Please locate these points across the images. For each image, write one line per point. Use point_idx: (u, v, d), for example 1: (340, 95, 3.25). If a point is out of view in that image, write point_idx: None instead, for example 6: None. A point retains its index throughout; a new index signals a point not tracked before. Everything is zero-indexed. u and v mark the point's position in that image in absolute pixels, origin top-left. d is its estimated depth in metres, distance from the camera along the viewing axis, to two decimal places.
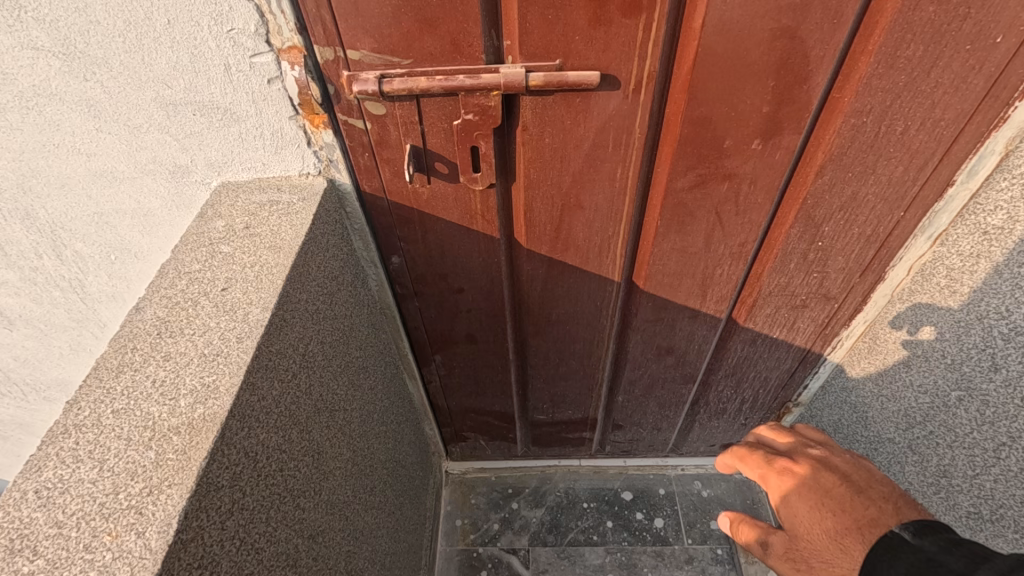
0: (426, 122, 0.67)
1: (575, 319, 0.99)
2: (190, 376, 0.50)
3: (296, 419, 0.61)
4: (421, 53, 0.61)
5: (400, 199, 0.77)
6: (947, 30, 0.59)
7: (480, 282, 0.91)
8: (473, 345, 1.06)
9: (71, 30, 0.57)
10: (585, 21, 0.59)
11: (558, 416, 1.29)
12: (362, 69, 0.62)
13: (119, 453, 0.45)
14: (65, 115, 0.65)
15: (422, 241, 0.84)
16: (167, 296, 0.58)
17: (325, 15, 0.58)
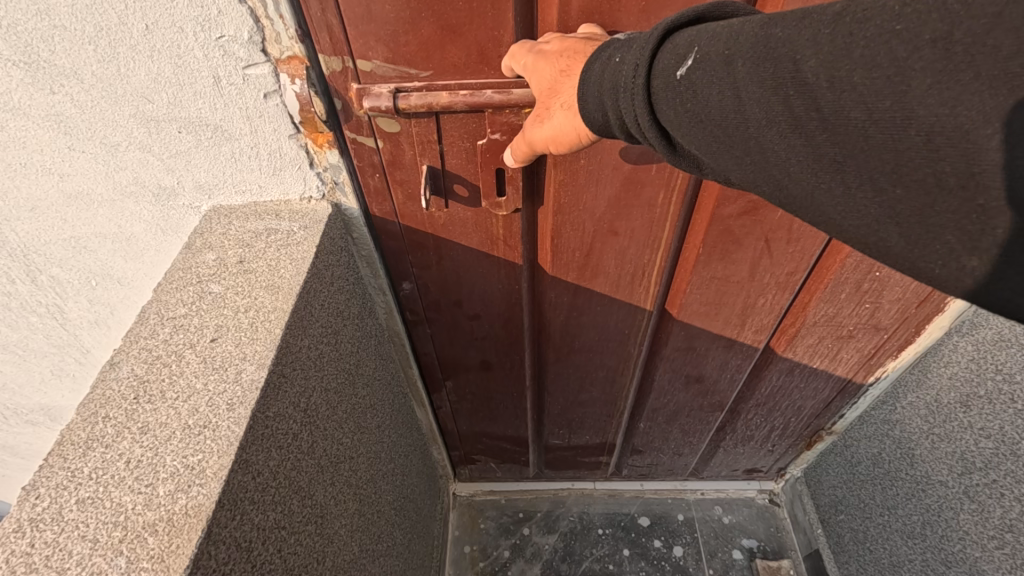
0: (445, 140, 0.59)
1: (599, 347, 0.92)
2: (171, 456, 0.42)
3: (297, 486, 0.53)
4: (443, 64, 0.54)
5: (414, 226, 0.69)
6: None
7: (498, 311, 0.83)
8: (488, 373, 0.98)
9: (33, 37, 0.49)
10: (636, 31, 0.52)
11: (574, 440, 1.22)
12: (373, 81, 0.54)
13: (82, 561, 0.37)
14: (32, 132, 0.57)
15: (436, 267, 0.76)
16: (146, 350, 0.50)
17: (332, 19, 0.50)
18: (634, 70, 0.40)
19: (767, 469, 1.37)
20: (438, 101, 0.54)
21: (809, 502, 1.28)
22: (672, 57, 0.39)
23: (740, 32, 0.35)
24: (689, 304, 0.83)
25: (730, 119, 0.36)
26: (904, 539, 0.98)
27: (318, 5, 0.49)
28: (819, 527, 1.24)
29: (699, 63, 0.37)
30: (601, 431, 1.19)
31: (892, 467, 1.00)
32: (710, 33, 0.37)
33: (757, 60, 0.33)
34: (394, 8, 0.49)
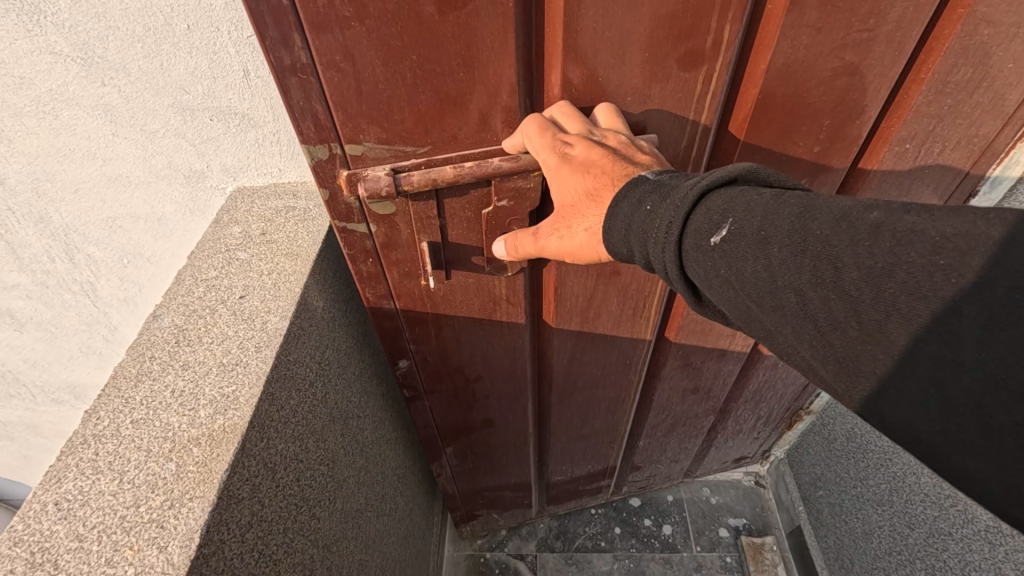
0: (445, 214, 0.60)
1: (601, 381, 0.97)
2: (209, 386, 0.50)
3: (313, 428, 0.60)
4: (441, 138, 0.53)
5: (411, 299, 0.69)
6: (995, 52, 0.63)
7: (501, 365, 0.86)
8: (490, 426, 1.01)
9: (91, 36, 0.57)
10: (638, 80, 0.55)
11: (576, 472, 1.25)
12: (365, 164, 0.53)
13: (140, 464, 0.44)
14: (81, 120, 0.65)
15: (435, 338, 0.77)
16: (185, 304, 0.58)
17: (317, 107, 0.48)
18: (667, 228, 0.43)
19: (754, 455, 1.43)
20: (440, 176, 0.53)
21: (792, 481, 1.35)
22: (707, 221, 0.41)
23: (777, 211, 0.38)
24: (685, 326, 0.91)
25: (761, 291, 0.38)
26: (875, 508, 1.04)
27: (305, 97, 0.47)
28: (800, 505, 1.31)
29: (736, 238, 0.39)
30: (603, 457, 1.23)
31: (863, 440, 1.07)
32: (743, 206, 0.39)
33: (790, 251, 0.36)
34: (388, 88, 0.48)
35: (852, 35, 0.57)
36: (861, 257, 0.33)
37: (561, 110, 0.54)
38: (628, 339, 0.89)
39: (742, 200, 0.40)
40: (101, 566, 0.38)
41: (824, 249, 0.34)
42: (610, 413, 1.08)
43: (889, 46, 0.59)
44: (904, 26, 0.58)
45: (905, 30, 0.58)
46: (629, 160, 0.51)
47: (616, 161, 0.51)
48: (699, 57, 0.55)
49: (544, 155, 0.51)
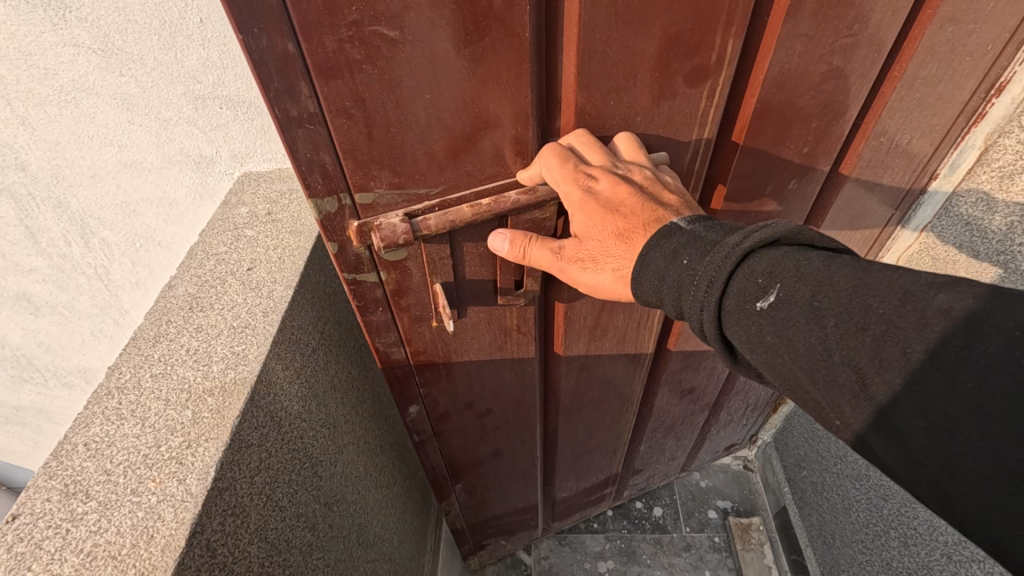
0: (458, 252, 0.57)
1: (606, 394, 0.97)
2: (221, 345, 0.55)
3: (315, 392, 0.65)
4: (456, 175, 0.51)
5: (419, 340, 0.67)
6: (959, 46, 0.64)
7: (511, 395, 0.85)
8: (500, 455, 0.99)
9: (111, 29, 0.62)
10: (649, 100, 0.54)
11: (582, 485, 1.25)
12: (376, 212, 0.50)
13: (160, 411, 0.49)
14: (100, 108, 0.70)
15: (445, 377, 0.75)
16: (197, 275, 0.63)
17: (324, 158, 0.45)
18: (708, 288, 0.44)
19: (742, 441, 1.48)
20: (458, 219, 0.50)
21: (778, 464, 1.39)
22: (753, 284, 0.42)
23: (826, 280, 0.39)
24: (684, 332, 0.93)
25: (804, 359, 0.40)
26: (852, 483, 1.09)
27: (314, 146, 0.44)
28: (785, 486, 1.35)
29: (784, 303, 0.40)
30: (607, 467, 1.23)
31: None
32: (791, 271, 0.40)
33: (845, 326, 0.37)
34: (403, 129, 0.45)
35: (838, 41, 0.58)
36: (917, 345, 0.34)
37: (581, 141, 0.52)
38: (629, 353, 0.90)
39: (785, 266, 0.41)
40: (128, 494, 0.43)
41: (883, 331, 0.36)
42: (614, 424, 1.09)
43: (870, 50, 0.61)
44: (883, 29, 0.59)
45: (885, 30, 0.59)
46: (655, 201, 0.52)
47: (645, 204, 0.51)
48: (703, 73, 0.54)
49: (570, 192, 0.50)
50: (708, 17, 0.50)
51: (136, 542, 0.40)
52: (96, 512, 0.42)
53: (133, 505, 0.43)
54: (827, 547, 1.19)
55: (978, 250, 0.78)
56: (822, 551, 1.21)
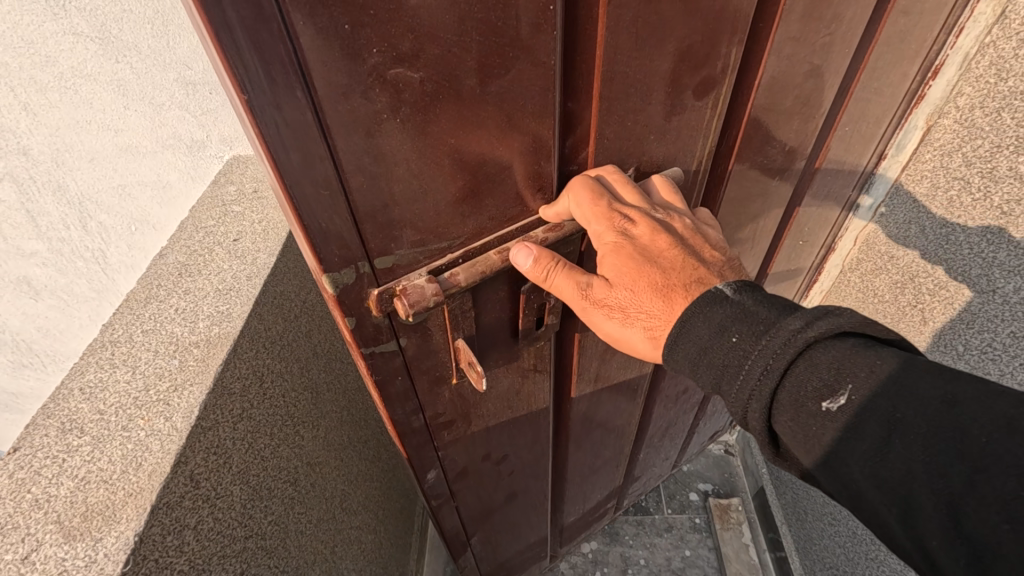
0: (480, 304, 0.48)
1: (614, 414, 0.90)
2: (207, 305, 0.59)
3: (297, 355, 0.69)
4: (480, 222, 0.41)
5: (442, 406, 0.55)
6: (906, 34, 0.67)
7: (525, 437, 0.74)
8: (512, 504, 0.88)
9: (108, 18, 0.70)
10: (662, 116, 0.48)
11: (587, 506, 1.16)
12: (395, 276, 0.39)
13: (149, 360, 0.54)
14: (98, 94, 0.75)
15: (464, 439, 0.62)
16: (187, 245, 0.68)
17: (339, 226, 0.33)
18: (763, 375, 0.39)
19: (724, 427, 1.51)
20: (489, 267, 0.41)
21: (756, 446, 1.43)
22: (819, 380, 0.37)
23: (908, 391, 0.35)
24: None
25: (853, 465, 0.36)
26: None
27: (326, 214, 0.33)
28: (763, 467, 1.39)
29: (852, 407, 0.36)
30: (611, 482, 1.15)
31: None
32: (865, 366, 0.36)
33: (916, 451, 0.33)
34: (424, 183, 0.36)
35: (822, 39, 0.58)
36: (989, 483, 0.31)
37: (611, 178, 0.46)
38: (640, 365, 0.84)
39: (856, 360, 0.37)
40: (119, 430, 0.48)
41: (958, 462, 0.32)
42: (620, 439, 1.02)
43: (843, 45, 0.61)
44: (856, 27, 0.60)
45: (855, 28, 0.60)
46: (691, 254, 0.47)
47: (685, 259, 0.46)
48: (709, 84, 0.50)
49: (606, 233, 0.44)
50: (714, 28, 0.46)
51: (125, 469, 0.45)
52: (91, 444, 0.47)
53: (123, 439, 0.47)
54: (800, 522, 1.23)
55: (924, 224, 0.81)
56: (796, 528, 1.24)
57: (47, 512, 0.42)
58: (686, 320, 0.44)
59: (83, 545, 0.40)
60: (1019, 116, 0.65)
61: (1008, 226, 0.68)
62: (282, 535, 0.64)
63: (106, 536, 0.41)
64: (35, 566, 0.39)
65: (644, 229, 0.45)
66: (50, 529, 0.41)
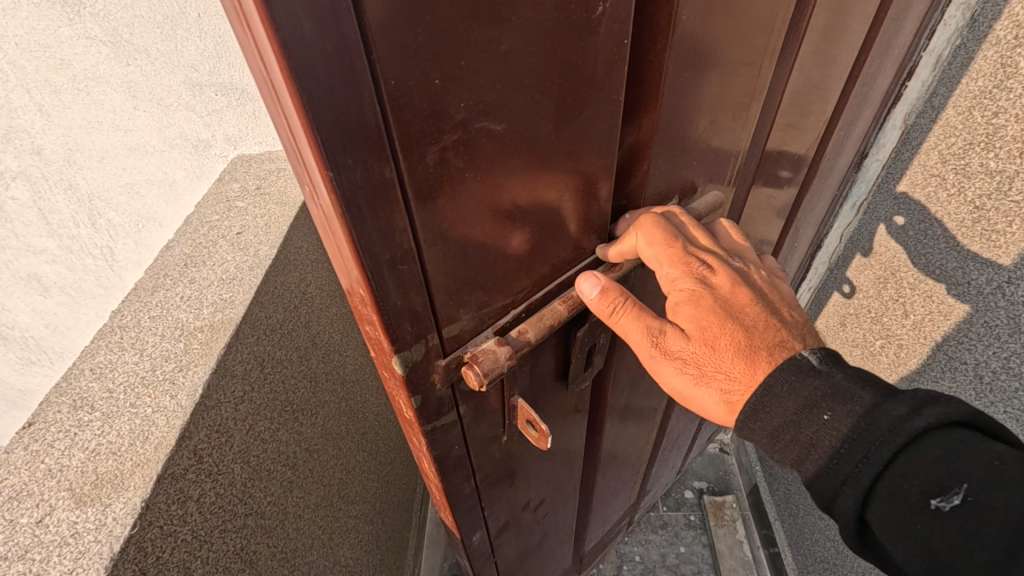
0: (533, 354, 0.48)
1: (633, 434, 0.91)
2: (212, 293, 0.62)
3: (296, 345, 0.72)
4: (543, 269, 0.42)
5: (491, 457, 0.54)
6: (892, 39, 0.70)
7: (559, 473, 0.74)
8: (545, 530, 0.85)
9: (120, 24, 0.72)
10: (703, 142, 0.50)
11: (605, 528, 1.17)
12: (461, 343, 0.39)
13: (156, 343, 0.57)
14: (108, 96, 0.78)
15: (507, 490, 0.62)
16: (192, 238, 0.71)
17: (415, 298, 0.33)
18: (860, 463, 0.38)
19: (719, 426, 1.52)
20: (554, 319, 0.42)
21: (750, 444, 1.45)
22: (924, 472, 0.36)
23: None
24: None
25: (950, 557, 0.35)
26: None
27: (402, 290, 0.32)
28: (757, 464, 1.41)
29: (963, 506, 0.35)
30: (626, 499, 1.17)
31: None
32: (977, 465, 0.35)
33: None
34: (492, 241, 0.36)
35: (825, 49, 0.60)
36: None
37: (680, 220, 0.47)
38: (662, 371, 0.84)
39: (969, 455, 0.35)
40: (127, 406, 0.51)
41: None
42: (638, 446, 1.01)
43: (839, 53, 0.63)
44: (849, 37, 0.62)
45: (850, 37, 0.62)
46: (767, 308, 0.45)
47: (766, 317, 0.44)
48: (741, 105, 0.51)
49: (680, 282, 0.43)
50: (750, 54, 0.47)
51: (132, 442, 0.48)
52: (100, 419, 0.50)
53: (131, 414, 0.50)
54: (792, 517, 1.24)
55: (904, 221, 0.84)
56: (789, 523, 1.26)
57: (60, 481, 0.45)
58: (769, 388, 0.42)
59: (93, 509, 0.43)
60: (989, 113, 0.68)
61: (979, 221, 0.70)
62: (281, 515, 0.67)
63: (115, 502, 0.43)
64: (50, 528, 0.42)
65: (713, 278, 0.44)
66: (62, 496, 0.44)
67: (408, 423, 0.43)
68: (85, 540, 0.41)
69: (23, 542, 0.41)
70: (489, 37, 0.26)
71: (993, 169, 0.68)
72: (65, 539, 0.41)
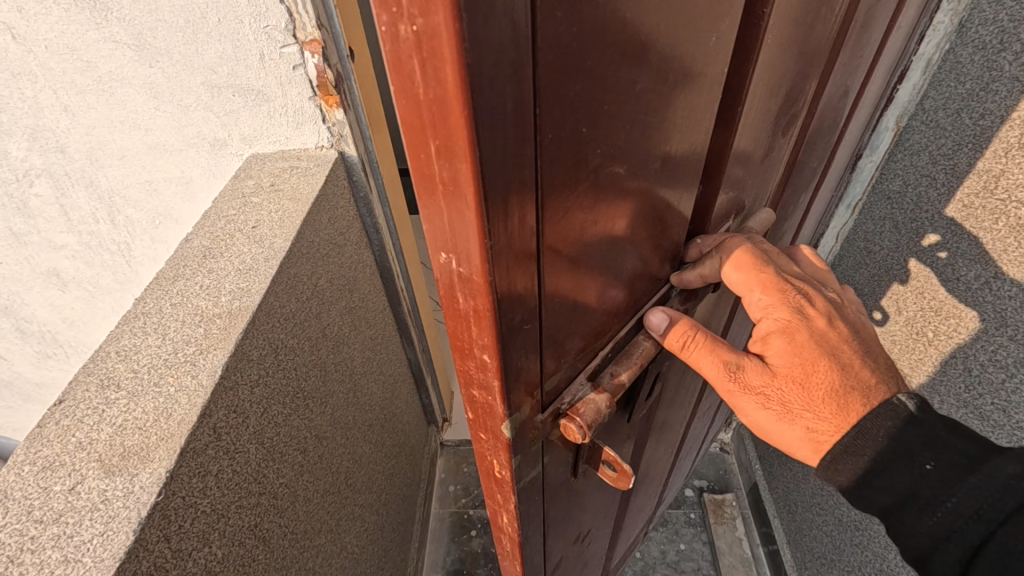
0: None
1: (657, 450, 0.94)
2: (229, 283, 0.65)
3: (308, 335, 0.75)
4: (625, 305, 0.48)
5: (562, 490, 0.58)
6: (891, 44, 0.72)
7: (604, 499, 0.78)
8: (585, 547, 0.83)
9: (144, 27, 0.74)
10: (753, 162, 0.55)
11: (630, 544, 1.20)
12: (555, 390, 0.43)
13: (177, 328, 0.60)
14: (131, 96, 0.82)
15: (563, 523, 0.66)
16: (210, 231, 0.74)
17: (529, 355, 0.36)
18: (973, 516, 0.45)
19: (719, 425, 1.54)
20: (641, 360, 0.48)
21: (750, 443, 1.47)
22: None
23: None
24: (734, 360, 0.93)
25: None
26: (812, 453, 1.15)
27: (523, 341, 0.35)
28: (756, 463, 1.42)
29: None
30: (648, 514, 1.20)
31: None
32: None
33: None
34: (589, 280, 0.39)
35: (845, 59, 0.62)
36: None
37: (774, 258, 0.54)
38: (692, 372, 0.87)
39: None
40: (151, 385, 0.54)
41: None
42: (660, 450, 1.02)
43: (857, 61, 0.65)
44: (865, 44, 0.64)
45: (863, 43, 0.64)
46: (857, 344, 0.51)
47: (859, 355, 0.50)
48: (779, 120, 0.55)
49: (776, 314, 0.51)
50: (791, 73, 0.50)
51: (157, 418, 0.51)
52: (126, 396, 0.53)
53: (155, 393, 0.53)
54: (791, 514, 1.26)
55: (898, 220, 0.87)
56: (788, 521, 1.27)
57: (90, 452, 0.48)
58: (862, 430, 0.48)
59: (121, 478, 0.46)
60: (977, 115, 0.70)
61: (968, 218, 0.72)
62: (292, 498, 0.69)
63: (141, 472, 0.46)
64: (81, 494, 0.45)
65: (806, 321, 0.50)
66: (92, 466, 0.47)
67: (499, 479, 0.46)
68: (114, 505, 0.44)
69: (57, 507, 0.44)
70: (616, 82, 0.30)
71: (979, 169, 0.70)
72: (95, 505, 0.44)
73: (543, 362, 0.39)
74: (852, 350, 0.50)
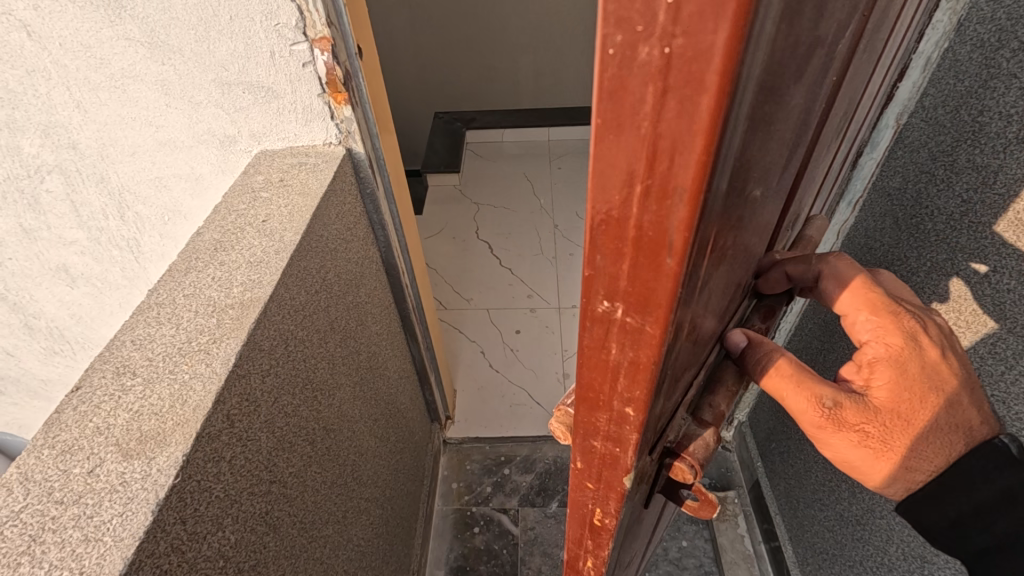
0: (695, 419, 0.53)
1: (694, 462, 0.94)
2: (241, 275, 0.66)
3: (317, 328, 0.76)
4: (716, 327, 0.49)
5: (637, 515, 0.59)
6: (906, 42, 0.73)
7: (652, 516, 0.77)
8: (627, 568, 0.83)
9: (157, 24, 0.76)
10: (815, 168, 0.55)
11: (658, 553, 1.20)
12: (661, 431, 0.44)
13: (191, 319, 0.61)
14: (143, 93, 0.84)
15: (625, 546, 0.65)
16: (221, 225, 0.75)
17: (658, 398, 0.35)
18: None
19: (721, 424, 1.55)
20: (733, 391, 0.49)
21: (752, 441, 1.47)
22: None
23: None
24: None
25: None
26: (813, 449, 1.16)
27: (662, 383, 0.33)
28: (758, 460, 1.43)
29: None
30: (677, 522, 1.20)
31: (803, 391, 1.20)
32: None
33: None
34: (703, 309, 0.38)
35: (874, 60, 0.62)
36: None
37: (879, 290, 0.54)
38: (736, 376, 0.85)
39: None
40: (167, 372, 0.55)
41: None
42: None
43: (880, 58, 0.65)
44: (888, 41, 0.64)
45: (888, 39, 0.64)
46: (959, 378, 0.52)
47: (960, 390, 0.51)
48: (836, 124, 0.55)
49: (879, 347, 0.52)
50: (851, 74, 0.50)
51: (173, 404, 0.52)
52: (142, 384, 0.54)
53: (171, 380, 0.54)
54: (793, 510, 1.27)
55: (898, 217, 0.88)
56: (790, 518, 1.28)
57: (107, 437, 0.49)
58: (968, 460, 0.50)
59: (139, 462, 0.47)
60: (975, 112, 0.71)
61: (968, 213, 0.73)
62: (301, 487, 0.70)
63: (158, 456, 0.47)
64: (100, 476, 0.46)
65: (915, 351, 0.51)
66: (110, 449, 0.48)
67: (600, 515, 0.45)
68: (133, 487, 0.45)
69: (77, 489, 0.45)
70: (774, 101, 0.29)
71: (978, 165, 0.71)
72: (114, 487, 0.45)
73: (663, 401, 0.39)
74: (956, 386, 0.51)
